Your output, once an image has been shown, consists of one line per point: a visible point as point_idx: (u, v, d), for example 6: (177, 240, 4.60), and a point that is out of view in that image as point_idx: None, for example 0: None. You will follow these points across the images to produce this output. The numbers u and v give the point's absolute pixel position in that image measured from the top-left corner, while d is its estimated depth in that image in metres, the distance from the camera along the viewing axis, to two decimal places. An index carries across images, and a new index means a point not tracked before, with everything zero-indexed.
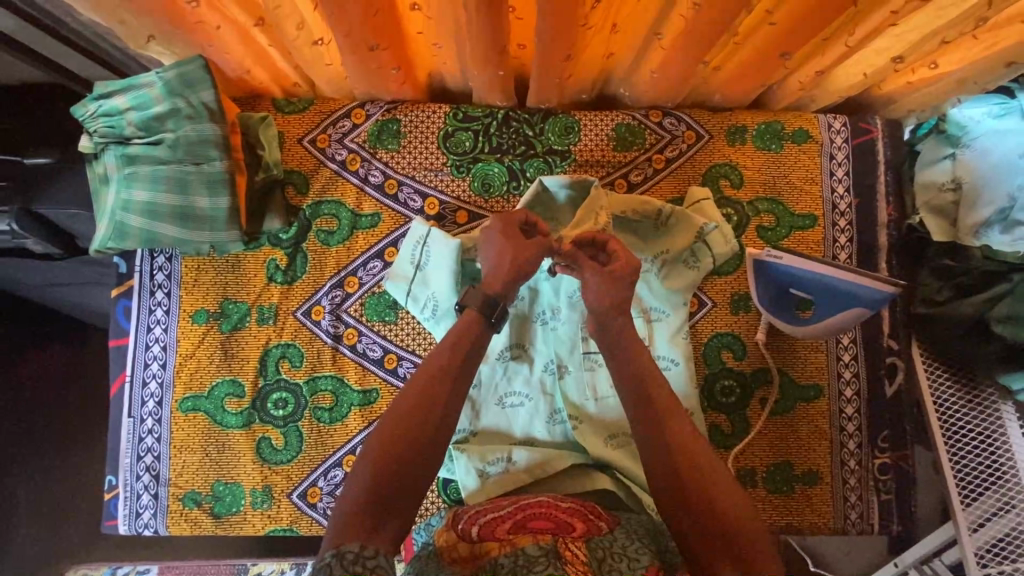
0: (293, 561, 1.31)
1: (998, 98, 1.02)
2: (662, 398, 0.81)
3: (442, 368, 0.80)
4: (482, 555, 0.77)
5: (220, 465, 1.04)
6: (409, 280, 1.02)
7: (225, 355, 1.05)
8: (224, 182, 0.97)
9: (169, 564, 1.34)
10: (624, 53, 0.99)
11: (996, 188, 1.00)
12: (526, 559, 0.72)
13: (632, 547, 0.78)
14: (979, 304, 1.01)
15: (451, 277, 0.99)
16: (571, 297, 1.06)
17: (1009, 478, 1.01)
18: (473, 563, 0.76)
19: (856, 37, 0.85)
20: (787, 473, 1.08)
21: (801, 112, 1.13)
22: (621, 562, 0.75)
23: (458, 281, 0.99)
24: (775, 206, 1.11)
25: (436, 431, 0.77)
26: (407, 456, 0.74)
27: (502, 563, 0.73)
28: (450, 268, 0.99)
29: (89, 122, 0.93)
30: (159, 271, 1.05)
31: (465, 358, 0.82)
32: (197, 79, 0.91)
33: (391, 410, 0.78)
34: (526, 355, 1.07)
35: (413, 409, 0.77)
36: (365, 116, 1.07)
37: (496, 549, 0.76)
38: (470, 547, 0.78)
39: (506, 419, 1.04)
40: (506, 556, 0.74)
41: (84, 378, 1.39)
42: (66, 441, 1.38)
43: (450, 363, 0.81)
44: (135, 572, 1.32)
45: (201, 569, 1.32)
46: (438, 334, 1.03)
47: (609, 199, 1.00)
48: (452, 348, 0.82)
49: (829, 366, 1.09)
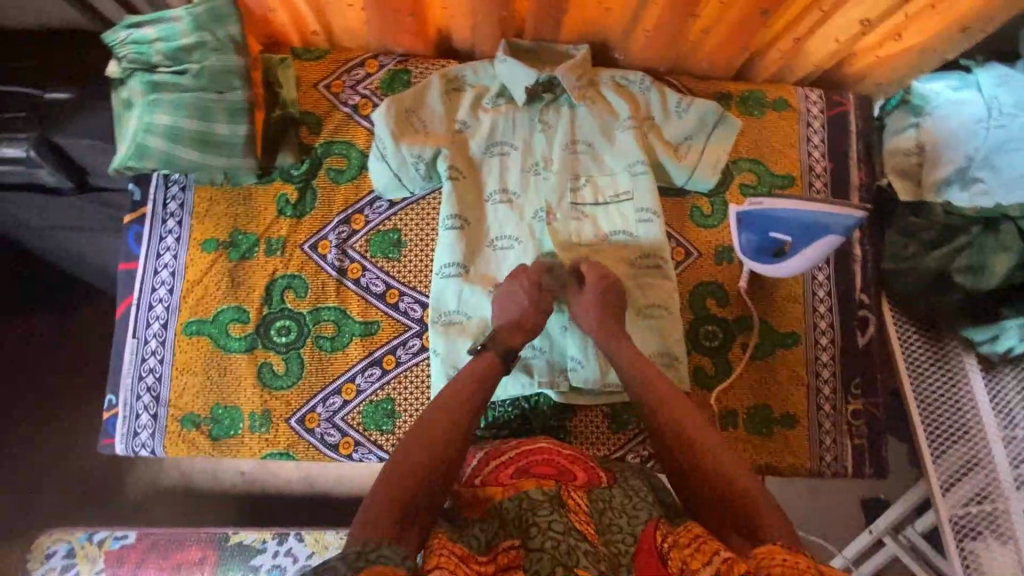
0: (275, 531, 1.33)
1: (957, 74, 1.14)
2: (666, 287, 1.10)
3: (448, 417, 0.84)
4: (487, 499, 0.83)
5: (220, 389, 1.06)
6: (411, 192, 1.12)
7: (232, 282, 1.08)
8: (244, 111, 1.02)
9: (147, 531, 1.32)
10: (619, 16, 1.09)
11: (955, 149, 1.11)
12: (531, 502, 0.79)
13: (631, 504, 0.82)
14: (942, 257, 1.08)
15: (449, 191, 1.09)
16: (566, 203, 1.12)
17: (971, 421, 1.10)
18: (478, 505, 0.83)
19: (829, 2, 0.96)
20: (766, 415, 1.14)
21: (781, 84, 1.22)
22: (620, 518, 0.80)
23: (453, 192, 1.09)
24: (757, 167, 1.20)
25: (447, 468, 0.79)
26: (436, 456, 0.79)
27: (507, 506, 0.80)
28: (448, 185, 1.09)
29: (118, 48, 0.99)
30: (173, 200, 1.09)
31: (471, 403, 0.88)
32: (225, 14, 0.98)
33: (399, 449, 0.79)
34: (520, 248, 1.11)
35: (420, 444, 0.79)
36: (378, 66, 1.15)
37: (499, 494, 0.83)
38: (474, 491, 0.85)
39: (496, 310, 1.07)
40: (510, 500, 0.80)
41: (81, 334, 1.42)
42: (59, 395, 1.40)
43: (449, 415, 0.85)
44: (113, 537, 1.30)
45: (181, 536, 1.31)
46: (443, 237, 1.09)
47: (594, 130, 1.14)
48: (447, 406, 0.86)
49: (806, 316, 1.16)
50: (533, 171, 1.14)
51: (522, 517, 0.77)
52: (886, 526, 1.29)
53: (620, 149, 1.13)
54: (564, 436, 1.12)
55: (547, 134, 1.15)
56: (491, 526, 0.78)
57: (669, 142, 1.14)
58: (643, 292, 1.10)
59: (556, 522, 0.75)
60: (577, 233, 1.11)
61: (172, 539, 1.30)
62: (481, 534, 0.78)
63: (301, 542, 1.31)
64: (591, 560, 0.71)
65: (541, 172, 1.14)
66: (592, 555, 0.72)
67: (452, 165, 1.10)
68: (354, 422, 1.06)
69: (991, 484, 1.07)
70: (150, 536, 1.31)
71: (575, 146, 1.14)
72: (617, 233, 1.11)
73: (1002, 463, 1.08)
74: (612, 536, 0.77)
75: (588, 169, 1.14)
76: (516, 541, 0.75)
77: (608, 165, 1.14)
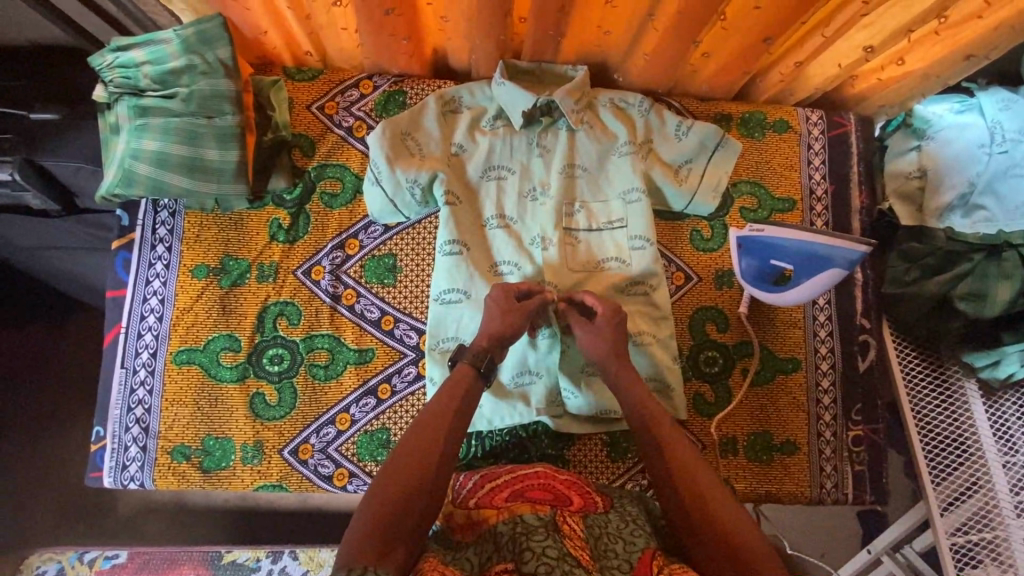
0: (269, 549, 1.31)
1: (958, 97, 1.13)
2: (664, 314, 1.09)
3: (434, 436, 0.84)
4: (481, 522, 0.82)
5: (211, 420, 1.04)
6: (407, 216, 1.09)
7: (223, 310, 1.06)
8: (234, 136, 1.00)
9: (139, 550, 1.30)
10: (619, 38, 1.07)
11: (958, 175, 1.09)
12: (525, 526, 0.76)
13: (627, 530, 0.81)
14: (944, 283, 1.06)
15: (447, 215, 1.07)
16: (563, 228, 1.10)
17: (972, 448, 1.09)
18: (472, 529, 0.83)
19: (831, 29, 0.95)
20: (766, 442, 1.13)
21: (781, 105, 1.21)
22: (616, 543, 0.79)
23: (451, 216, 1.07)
24: (757, 190, 1.18)
25: (430, 490, 0.79)
26: (414, 482, 0.78)
27: (501, 530, 0.78)
28: (445, 209, 1.07)
29: (104, 72, 0.96)
30: (162, 225, 1.07)
31: (459, 420, 0.88)
32: (215, 37, 0.96)
33: (385, 470, 0.80)
34: (518, 273, 1.09)
35: (404, 467, 0.79)
36: (373, 87, 1.13)
37: (493, 517, 0.82)
38: (467, 514, 0.85)
39: None
40: (505, 523, 0.78)
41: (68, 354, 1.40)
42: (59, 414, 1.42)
43: (437, 433, 0.84)
44: (103, 557, 1.28)
45: (173, 555, 1.29)
46: (440, 261, 1.07)
47: (592, 153, 1.12)
48: (435, 424, 0.85)
49: (806, 341, 1.16)
50: (531, 194, 1.12)
51: (516, 542, 0.74)
52: (886, 545, 1.29)
53: (621, 172, 1.12)
54: (562, 464, 1.11)
55: (543, 158, 1.13)
56: (485, 549, 0.77)
57: (669, 165, 1.12)
58: (640, 320, 1.08)
59: (550, 547, 0.72)
60: (575, 258, 1.10)
61: (164, 560, 1.28)
62: (474, 557, 0.77)
63: (295, 561, 1.29)
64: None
65: (538, 196, 1.12)
66: None
67: (449, 189, 1.07)
68: (348, 453, 1.04)
69: (991, 511, 1.06)
70: (142, 555, 1.29)
71: (572, 169, 1.12)
72: (616, 259, 1.10)
73: (1002, 490, 1.06)
74: (608, 562, 0.76)
75: (584, 194, 1.12)
76: (509, 564, 0.72)
77: (608, 190, 1.13)
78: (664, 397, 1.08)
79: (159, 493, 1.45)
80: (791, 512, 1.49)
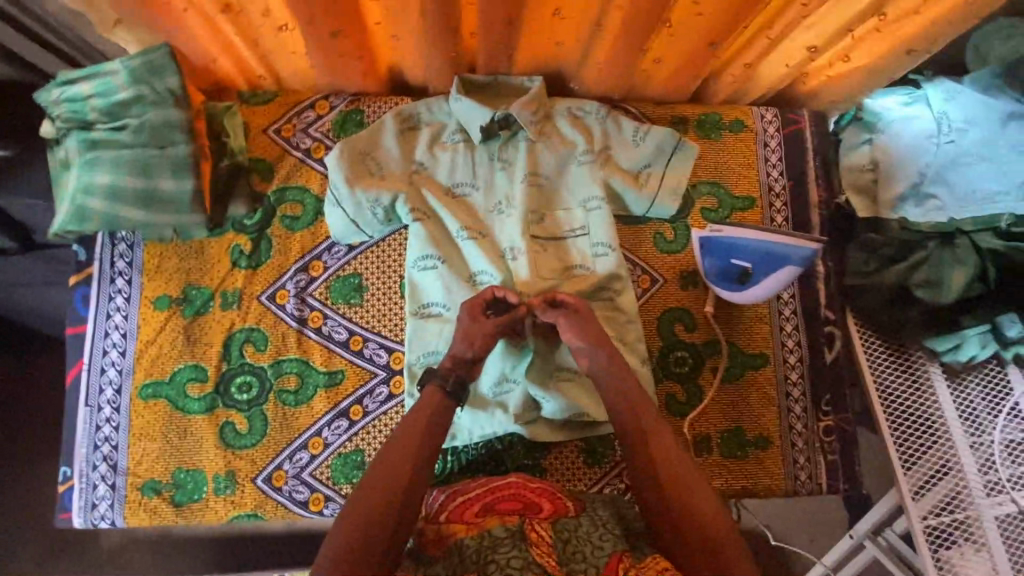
0: None
1: (905, 90, 1.18)
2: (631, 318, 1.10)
3: (402, 457, 0.84)
4: (448, 536, 0.83)
5: (181, 452, 1.02)
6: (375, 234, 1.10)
7: (188, 340, 1.05)
8: (189, 165, 0.99)
9: None
10: (571, 48, 1.08)
11: (910, 165, 1.12)
12: (491, 540, 0.77)
13: (597, 534, 0.81)
14: (901, 272, 1.09)
15: (418, 231, 1.08)
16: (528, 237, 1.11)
17: (940, 430, 1.10)
18: (441, 543, 0.83)
19: (775, 30, 0.97)
20: (739, 439, 1.14)
21: (736, 105, 1.23)
22: (585, 546, 0.79)
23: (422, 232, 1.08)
24: (717, 189, 1.20)
25: (398, 513, 0.80)
26: (379, 507, 0.79)
27: (467, 544, 0.78)
28: (416, 226, 1.08)
29: (52, 108, 0.96)
30: (120, 258, 1.06)
31: (427, 441, 0.87)
32: (162, 66, 0.96)
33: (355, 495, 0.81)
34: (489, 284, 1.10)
35: (372, 491, 0.81)
36: (329, 107, 1.13)
37: (461, 531, 0.83)
38: (437, 529, 0.85)
39: None
40: (471, 538, 0.79)
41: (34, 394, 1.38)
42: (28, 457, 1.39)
43: (406, 455, 0.84)
44: None
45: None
46: (414, 277, 1.08)
47: (552, 162, 1.13)
48: (404, 445, 0.85)
49: (773, 336, 1.17)
50: (493, 207, 1.13)
51: (481, 554, 0.76)
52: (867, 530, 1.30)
53: (584, 180, 1.13)
54: (539, 474, 1.11)
55: (502, 169, 1.13)
56: (451, 563, 0.77)
57: (632, 170, 1.14)
58: (606, 326, 1.10)
59: (515, 559, 0.74)
60: (543, 265, 1.11)
61: None
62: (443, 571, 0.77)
63: None
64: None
65: (501, 209, 1.13)
66: None
67: (413, 206, 1.08)
68: (323, 477, 1.03)
69: (961, 491, 1.07)
70: None
71: (534, 179, 1.13)
72: (581, 266, 1.11)
73: (970, 472, 1.08)
74: (575, 566, 0.77)
75: (546, 204, 1.13)
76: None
77: (570, 197, 1.14)
78: None
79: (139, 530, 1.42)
80: (776, 502, 1.50)
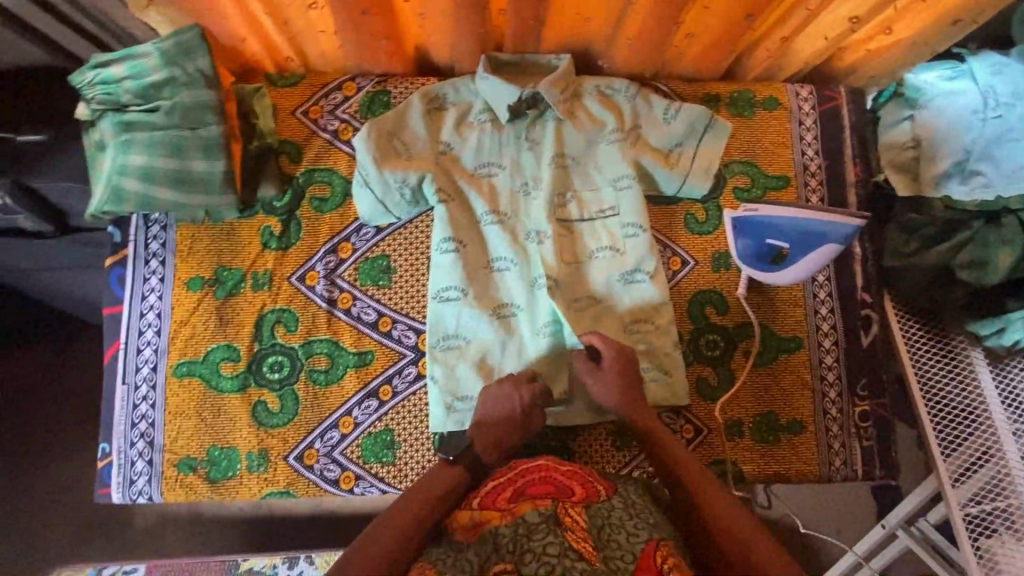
0: (285, 555, 1.30)
1: (950, 63, 1.11)
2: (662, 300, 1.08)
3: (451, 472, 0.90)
4: (483, 523, 0.82)
5: (215, 430, 1.04)
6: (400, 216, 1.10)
7: (220, 321, 1.06)
8: (220, 146, 1.00)
9: (156, 562, 1.30)
10: (600, 24, 1.05)
11: (953, 142, 1.07)
12: (526, 527, 0.78)
13: (631, 521, 0.82)
14: (944, 253, 1.04)
15: (441, 213, 1.07)
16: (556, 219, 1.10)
17: (982, 416, 1.07)
18: (474, 530, 0.82)
19: (816, 1, 0.93)
20: (771, 423, 1.12)
21: (770, 82, 1.20)
22: (619, 533, 0.80)
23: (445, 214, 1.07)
24: (749, 169, 1.17)
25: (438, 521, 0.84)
26: (424, 511, 0.84)
27: (503, 531, 0.79)
28: (440, 208, 1.07)
29: (86, 90, 0.96)
30: (154, 239, 1.07)
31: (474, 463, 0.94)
32: (193, 47, 0.95)
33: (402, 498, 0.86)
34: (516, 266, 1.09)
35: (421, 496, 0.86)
36: (356, 88, 1.12)
37: (496, 518, 0.81)
38: (469, 514, 0.84)
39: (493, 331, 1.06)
40: (507, 525, 0.79)
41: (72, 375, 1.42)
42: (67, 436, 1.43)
43: (455, 470, 0.91)
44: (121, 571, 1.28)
45: (190, 565, 1.28)
46: (438, 259, 1.07)
47: (579, 142, 1.11)
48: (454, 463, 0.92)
49: (807, 319, 1.15)
50: (521, 188, 1.12)
51: (517, 543, 0.77)
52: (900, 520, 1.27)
53: (612, 160, 1.11)
54: (568, 456, 1.10)
55: (530, 150, 1.12)
56: (484, 550, 0.77)
57: (660, 149, 1.12)
58: (636, 308, 1.09)
59: (551, 545, 0.75)
60: (572, 247, 1.10)
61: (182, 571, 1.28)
62: (474, 557, 0.76)
63: (312, 566, 1.29)
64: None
65: (530, 190, 1.12)
66: None
67: (439, 188, 1.07)
68: (354, 456, 1.04)
69: (1003, 479, 1.04)
70: (160, 568, 1.29)
71: (562, 160, 1.11)
72: (610, 248, 1.10)
73: (1014, 460, 1.04)
74: (611, 553, 0.78)
75: (575, 185, 1.12)
76: (509, 565, 0.75)
77: (598, 177, 1.12)
78: (664, 384, 1.09)
79: (173, 508, 1.46)
80: (804, 489, 1.49)
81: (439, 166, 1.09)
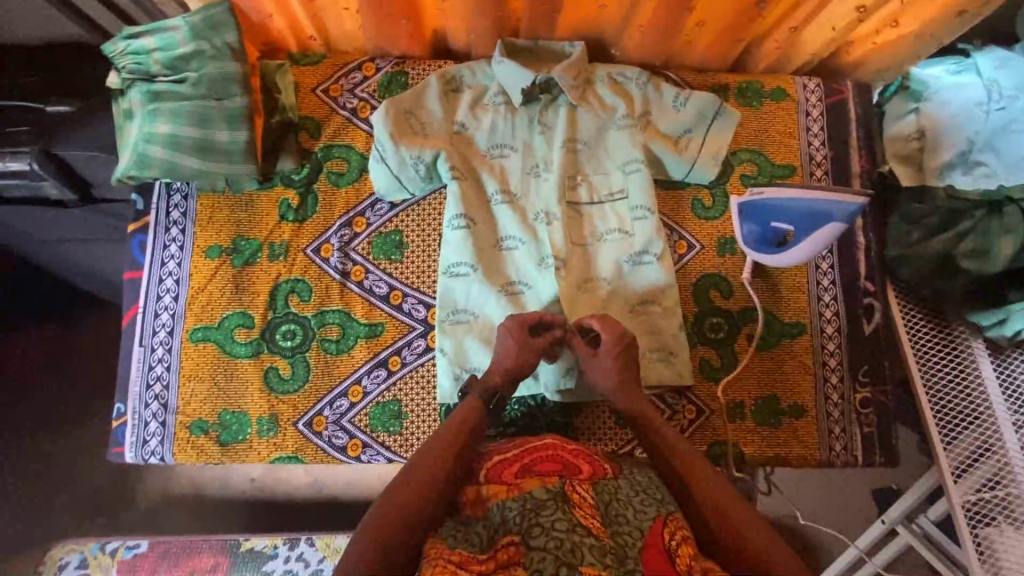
0: (286, 536, 1.30)
1: (954, 59, 1.14)
2: (668, 281, 1.10)
3: (448, 445, 0.88)
4: (489, 498, 0.83)
5: (227, 394, 1.06)
6: (413, 192, 1.12)
7: (236, 288, 1.09)
8: (244, 117, 1.03)
9: (159, 539, 1.30)
10: (614, 11, 1.08)
11: (957, 133, 1.10)
12: (534, 502, 0.77)
13: (638, 499, 0.81)
14: (947, 242, 1.05)
15: (454, 190, 1.09)
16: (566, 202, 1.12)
17: (982, 405, 1.07)
18: (482, 504, 0.83)
19: None
20: (773, 406, 1.14)
21: (778, 74, 1.23)
22: (626, 509, 0.79)
23: (457, 192, 1.09)
24: (756, 157, 1.19)
25: (438, 495, 0.83)
26: (425, 487, 0.83)
27: (511, 504, 0.78)
28: (453, 186, 1.09)
29: (117, 59, 1.00)
30: (175, 208, 1.10)
31: (473, 435, 0.91)
32: (222, 22, 0.99)
33: (400, 477, 0.84)
34: (525, 246, 1.11)
35: (418, 472, 0.84)
36: (375, 69, 1.15)
37: (502, 492, 0.82)
38: (476, 489, 0.86)
39: (501, 308, 1.07)
40: (514, 498, 0.79)
41: (88, 350, 1.46)
42: (83, 407, 1.46)
43: (453, 443, 0.89)
44: (125, 547, 1.28)
45: (191, 544, 1.28)
46: (450, 235, 1.09)
47: (591, 126, 1.14)
48: (456, 434, 0.90)
49: (811, 305, 1.17)
50: (532, 170, 1.14)
51: (525, 518, 0.75)
52: (899, 515, 1.24)
53: (623, 144, 1.13)
54: (571, 433, 1.12)
55: (541, 132, 1.15)
56: (491, 524, 0.79)
57: (669, 136, 1.14)
58: (642, 288, 1.11)
59: (559, 520, 0.74)
60: (580, 228, 1.13)
61: (184, 548, 1.28)
62: (483, 532, 0.79)
63: (313, 548, 1.28)
64: (598, 556, 0.70)
65: (541, 173, 1.14)
66: (597, 549, 0.71)
67: (453, 165, 1.09)
68: (361, 424, 1.07)
69: (1002, 468, 1.03)
70: (162, 545, 1.29)
71: (573, 145, 1.14)
72: (619, 230, 1.12)
73: (1013, 451, 1.04)
74: (619, 528, 0.76)
75: (585, 168, 1.14)
76: (516, 537, 0.74)
77: (608, 162, 1.15)
78: (667, 365, 1.10)
79: (179, 485, 1.48)
80: (805, 482, 1.50)
81: (454, 146, 1.12)
